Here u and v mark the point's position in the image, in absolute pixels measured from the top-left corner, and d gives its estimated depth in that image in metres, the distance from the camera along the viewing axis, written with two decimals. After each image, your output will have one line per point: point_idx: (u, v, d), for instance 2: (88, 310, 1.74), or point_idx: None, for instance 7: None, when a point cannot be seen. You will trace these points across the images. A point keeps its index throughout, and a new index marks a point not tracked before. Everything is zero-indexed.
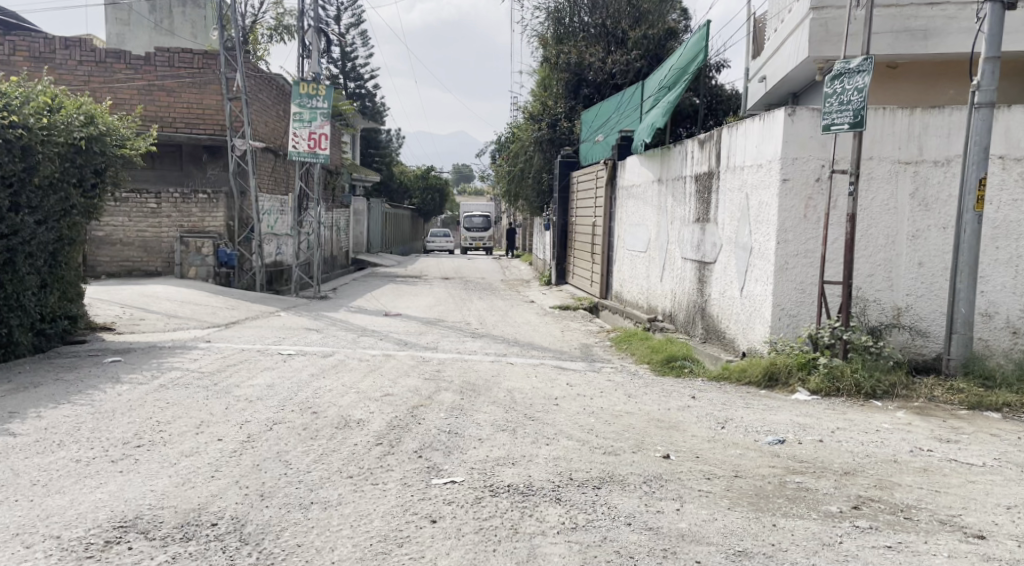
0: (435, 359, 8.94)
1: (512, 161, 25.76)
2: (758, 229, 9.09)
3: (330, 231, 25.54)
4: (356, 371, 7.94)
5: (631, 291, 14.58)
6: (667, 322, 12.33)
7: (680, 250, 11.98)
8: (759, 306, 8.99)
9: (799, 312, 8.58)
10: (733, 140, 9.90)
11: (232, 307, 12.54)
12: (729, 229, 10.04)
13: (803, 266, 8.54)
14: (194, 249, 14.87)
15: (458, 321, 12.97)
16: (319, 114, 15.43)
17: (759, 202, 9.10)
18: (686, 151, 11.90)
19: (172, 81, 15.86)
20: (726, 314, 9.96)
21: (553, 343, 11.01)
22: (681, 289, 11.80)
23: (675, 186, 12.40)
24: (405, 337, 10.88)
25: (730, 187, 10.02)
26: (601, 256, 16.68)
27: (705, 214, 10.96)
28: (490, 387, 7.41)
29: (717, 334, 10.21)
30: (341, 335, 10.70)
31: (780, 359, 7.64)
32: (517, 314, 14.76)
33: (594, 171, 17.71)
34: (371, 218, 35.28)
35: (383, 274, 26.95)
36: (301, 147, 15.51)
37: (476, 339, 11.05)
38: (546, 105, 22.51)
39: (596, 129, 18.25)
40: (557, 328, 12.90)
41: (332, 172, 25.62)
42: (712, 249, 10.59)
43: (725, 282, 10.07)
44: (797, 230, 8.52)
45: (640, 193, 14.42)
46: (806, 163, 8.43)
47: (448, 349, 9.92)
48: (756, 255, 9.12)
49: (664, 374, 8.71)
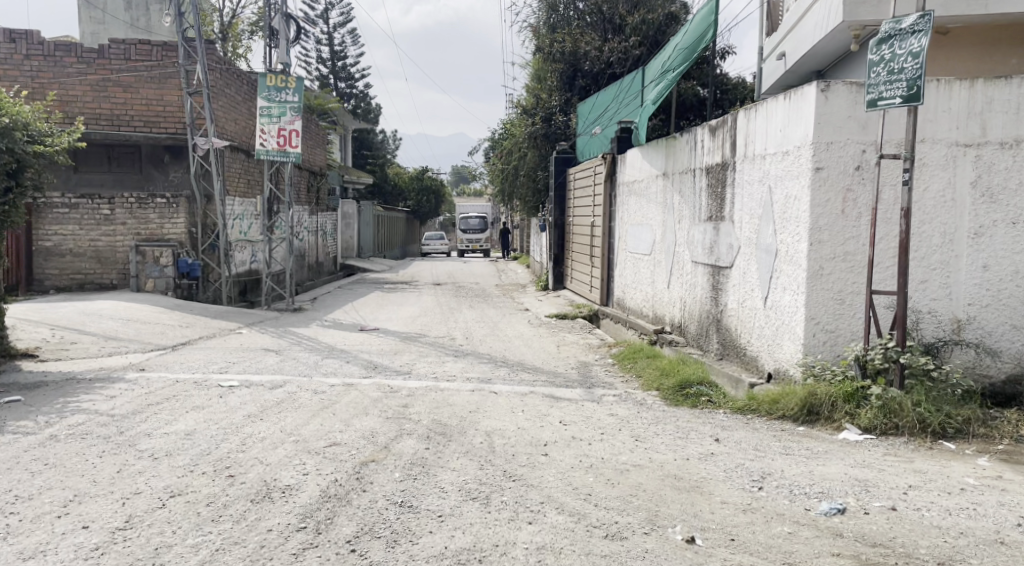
0: (406, 388, 7.56)
1: (506, 158, 24.39)
2: (785, 229, 7.70)
3: (314, 236, 24.14)
4: (304, 409, 6.54)
5: (634, 298, 13.23)
6: (675, 334, 10.97)
7: (689, 252, 10.60)
8: (788, 320, 7.61)
9: (837, 326, 7.19)
10: (752, 125, 8.50)
11: (188, 324, 11.16)
12: (748, 229, 8.66)
13: (842, 272, 7.17)
14: (151, 259, 13.37)
15: (442, 336, 11.57)
16: (289, 108, 13.95)
17: (786, 197, 7.71)
18: (694, 140, 10.51)
19: (129, 76, 14.45)
20: (748, 329, 8.58)
21: (549, 363, 9.62)
22: (691, 296, 10.43)
23: (683, 180, 10.99)
24: (377, 358, 9.49)
25: (749, 180, 8.62)
26: (601, 259, 15.30)
27: (719, 211, 9.58)
28: (465, 428, 6.04)
29: (736, 350, 8.84)
30: (303, 358, 9.30)
31: (822, 387, 6.27)
32: (509, 325, 13.36)
33: (591, 166, 16.30)
34: (362, 222, 33.87)
35: (372, 280, 25.58)
36: (270, 145, 14.00)
37: (458, 359, 9.66)
38: (540, 99, 21.13)
39: (593, 122, 16.83)
40: (552, 342, 11.49)
41: (315, 174, 24.23)
42: (728, 252, 9.20)
43: (746, 291, 8.68)
44: (833, 229, 7.15)
45: (642, 189, 13.02)
46: (843, 149, 7.04)
47: (423, 373, 8.53)
48: (783, 260, 7.75)
49: (678, 404, 7.31)
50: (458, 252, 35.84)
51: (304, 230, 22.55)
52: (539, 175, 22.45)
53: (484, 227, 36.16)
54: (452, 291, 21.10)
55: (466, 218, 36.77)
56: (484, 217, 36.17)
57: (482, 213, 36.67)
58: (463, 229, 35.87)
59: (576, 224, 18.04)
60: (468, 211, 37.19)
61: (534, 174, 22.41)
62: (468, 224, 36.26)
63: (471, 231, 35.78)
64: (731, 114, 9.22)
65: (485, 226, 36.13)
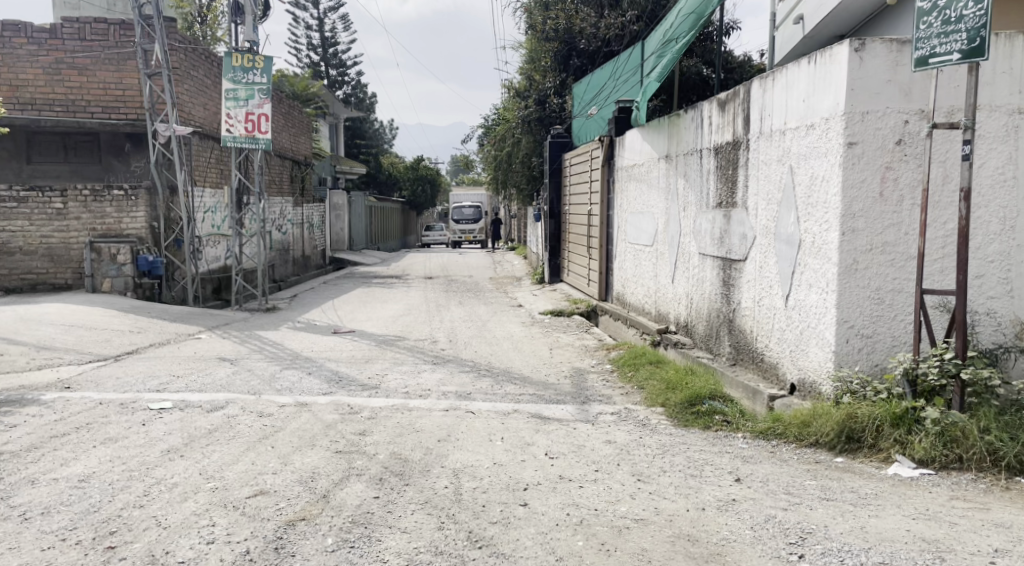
0: (368, 409, 6.43)
1: (499, 144, 23.15)
2: (811, 216, 6.70)
3: (299, 228, 22.96)
4: (240, 439, 5.42)
5: (635, 292, 12.17)
6: (680, 334, 9.94)
7: (696, 243, 9.52)
8: (818, 323, 6.59)
9: (876, 330, 6.22)
10: (769, 96, 7.43)
11: (140, 330, 10.04)
12: (765, 218, 7.64)
13: (880, 266, 6.19)
14: (108, 256, 12.26)
15: (423, 340, 10.45)
16: (257, 90, 12.82)
17: (812, 178, 6.70)
18: (699, 118, 9.41)
19: (84, 57, 13.29)
20: (768, 332, 7.52)
21: (541, 373, 8.49)
22: (699, 293, 9.36)
23: (688, 163, 9.85)
24: (344, 368, 8.36)
25: (767, 160, 7.56)
26: (600, 251, 14.20)
27: (730, 197, 8.47)
28: (429, 465, 4.94)
29: (754, 356, 7.80)
30: (260, 369, 8.18)
31: (863, 407, 5.29)
32: (499, 325, 12.26)
33: (587, 150, 15.17)
34: (353, 214, 32.67)
35: (361, 273, 24.50)
36: (237, 130, 12.87)
37: (436, 368, 8.54)
38: (533, 80, 20.61)
39: (588, 102, 15.72)
40: (545, 346, 10.38)
41: (300, 163, 23.09)
42: (741, 243, 8.10)
43: (764, 288, 7.66)
44: (870, 216, 6.17)
45: (643, 174, 11.90)
46: (881, 120, 6.07)
47: (394, 387, 7.41)
48: (809, 253, 6.74)
49: (689, 425, 6.21)
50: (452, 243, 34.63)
51: (287, 223, 21.38)
52: (534, 162, 21.67)
53: (479, 217, 34.92)
54: (443, 285, 19.96)
55: (460, 209, 35.52)
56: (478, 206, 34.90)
57: (476, 203, 35.41)
58: (456, 219, 34.62)
59: (572, 213, 16.92)
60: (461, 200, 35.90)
61: (529, 161, 21.62)
62: (462, 214, 34.99)
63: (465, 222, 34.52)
64: (742, 85, 8.11)
65: (479, 217, 34.88)
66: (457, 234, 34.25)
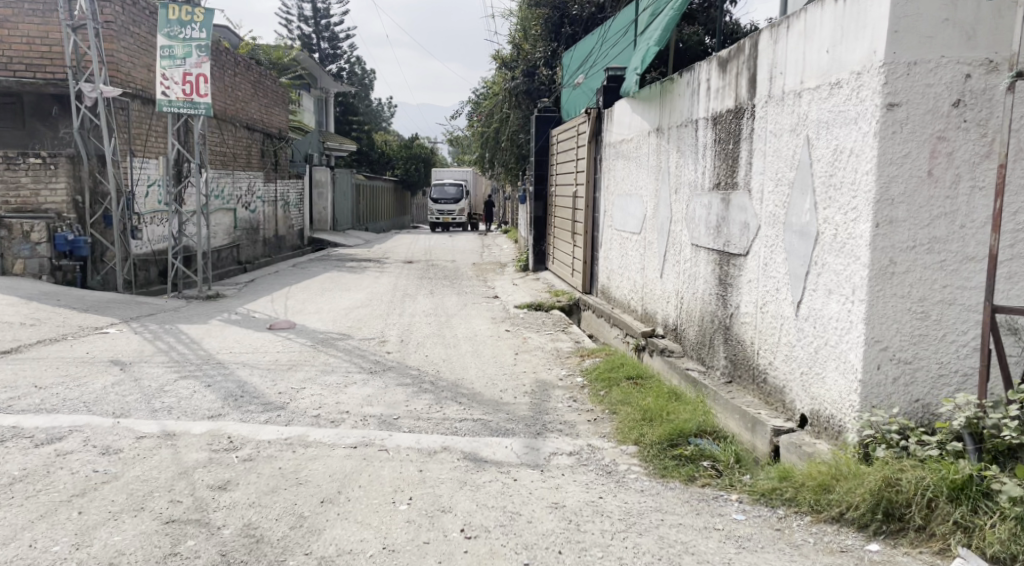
0: (252, 444, 4.91)
1: (486, 119, 21.58)
2: (833, 201, 5.27)
3: (270, 206, 21.37)
4: (40, 497, 3.99)
5: (620, 286, 10.74)
6: (669, 340, 8.54)
7: (688, 231, 8.06)
8: (843, 341, 5.14)
9: (915, 355, 4.85)
10: (782, 50, 6.10)
11: (34, 323, 8.49)
12: (773, 204, 6.22)
13: (923, 269, 4.82)
14: (20, 234, 10.75)
15: (369, 339, 8.95)
16: (196, 47, 11.28)
17: (837, 153, 5.24)
18: (695, 84, 7.93)
19: (4, 7, 11.60)
20: (776, 346, 6.10)
21: (499, 389, 7.00)
22: (692, 292, 7.94)
23: (681, 137, 8.35)
24: (256, 377, 6.85)
25: (778, 131, 6.14)
26: (585, 237, 12.73)
27: (730, 178, 7.03)
28: (287, 555, 3.58)
29: (757, 375, 6.42)
30: (150, 376, 6.64)
31: (910, 474, 4.08)
32: (464, 321, 10.79)
33: (574, 124, 13.63)
34: (337, 192, 30.95)
35: (339, 256, 23.06)
36: (174, 94, 11.30)
37: (370, 380, 7.07)
38: (522, 49, 19.12)
39: (576, 71, 14.26)
40: (511, 349, 8.90)
41: (273, 137, 21.56)
42: (742, 234, 6.69)
43: (768, 292, 6.26)
44: (914, 204, 4.81)
45: (631, 150, 10.38)
46: (933, 74, 4.72)
47: (304, 408, 5.89)
48: (832, 250, 5.28)
49: (669, 475, 4.78)
50: (431, 224, 31.00)
51: (255, 201, 19.86)
52: (523, 139, 20.27)
53: (461, 196, 31.09)
54: (419, 271, 18.47)
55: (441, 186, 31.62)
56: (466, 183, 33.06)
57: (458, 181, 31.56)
58: (436, 198, 30.90)
59: (558, 194, 15.42)
60: (443, 177, 34.00)
61: (515, 139, 20.30)
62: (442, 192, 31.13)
63: (444, 201, 30.65)
64: (748, 39, 6.73)
65: (461, 196, 31.08)
66: (435, 214, 30.55)
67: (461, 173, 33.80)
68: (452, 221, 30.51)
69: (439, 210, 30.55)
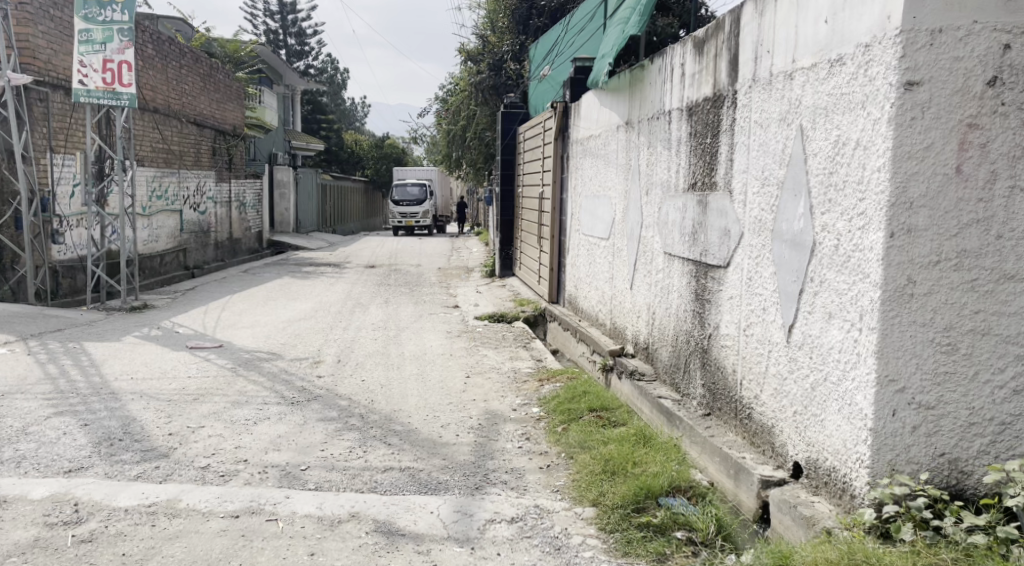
0: (102, 515, 3.91)
1: (451, 117, 20.60)
2: (835, 205, 4.31)
3: (224, 207, 20.20)
4: None
5: (587, 295, 9.77)
6: (639, 360, 7.59)
7: (660, 238, 7.09)
8: (848, 378, 4.17)
9: (940, 399, 3.90)
10: (770, 24, 5.15)
11: None
12: (758, 208, 5.26)
13: (949, 290, 3.88)
14: None
15: (301, 360, 7.91)
16: (117, 30, 10.20)
17: (839, 145, 4.28)
18: (668, 70, 6.95)
19: None
20: (764, 376, 5.14)
21: (439, 425, 5.97)
22: (665, 307, 6.96)
23: (652, 130, 7.36)
24: (150, 412, 5.78)
25: (765, 121, 5.17)
26: (551, 242, 11.73)
27: (708, 176, 6.05)
28: None
29: (739, 408, 5.47)
30: (17, 414, 5.52)
31: None
32: (415, 336, 9.75)
33: (540, 119, 12.61)
34: (301, 193, 29.72)
35: (298, 259, 21.94)
36: (92, 82, 10.14)
37: (288, 413, 6.03)
38: (488, 42, 18.12)
39: (542, 61, 13.23)
40: (462, 371, 7.88)
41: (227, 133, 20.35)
42: (722, 243, 5.74)
43: (753, 312, 5.31)
44: (938, 208, 3.86)
45: (599, 147, 9.39)
46: (963, 44, 3.80)
47: (191, 457, 4.83)
48: (834, 264, 4.32)
49: (635, 552, 3.90)
50: (392, 228, 28.93)
51: (206, 202, 18.70)
52: (489, 136, 19.36)
53: (425, 196, 29.09)
54: (379, 276, 17.43)
55: (403, 186, 29.55)
56: (431, 182, 31.99)
57: (421, 181, 29.60)
58: (397, 199, 28.79)
59: (524, 195, 14.41)
60: (406, 176, 32.90)
61: (482, 137, 19.39)
62: (404, 192, 29.02)
63: (406, 202, 28.57)
64: (729, 13, 5.75)
65: (424, 196, 29.10)
66: (396, 217, 28.47)
67: (425, 172, 32.55)
68: (416, 224, 28.48)
69: (401, 213, 28.50)
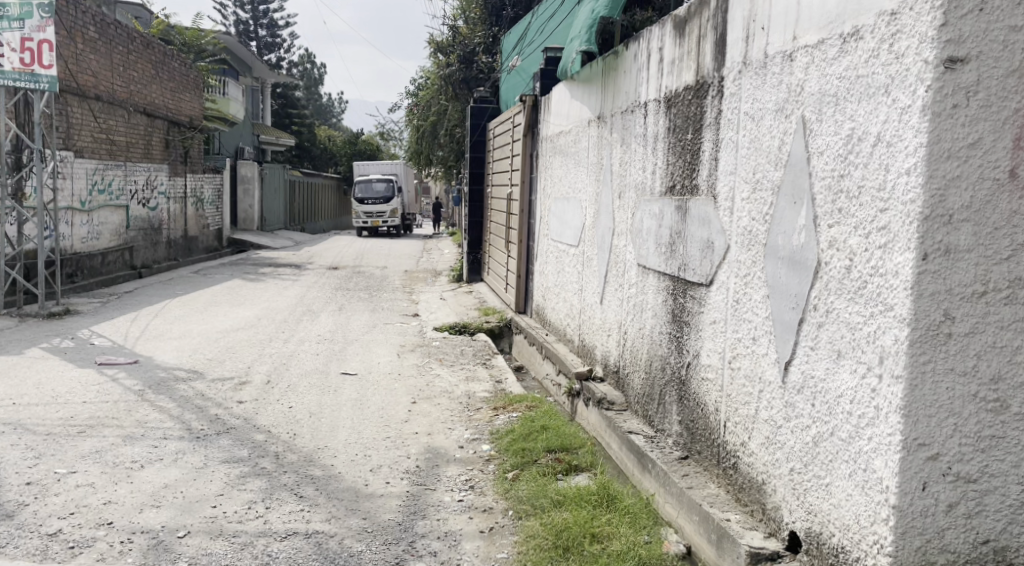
0: None
1: (421, 112, 19.64)
2: (849, 218, 3.43)
3: (178, 204, 19.13)
4: None
5: (555, 307, 8.87)
6: (608, 386, 6.70)
7: (634, 247, 6.21)
8: (863, 436, 3.29)
9: (983, 470, 3.08)
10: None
11: None
12: (747, 216, 4.38)
13: (994, 328, 3.05)
14: None
15: (224, 381, 6.96)
16: (37, 5, 9.16)
17: (853, 141, 3.40)
18: (644, 56, 6.08)
19: None
20: (753, 419, 4.26)
21: (368, 469, 5.05)
22: (637, 326, 6.08)
23: (626, 124, 6.48)
24: (17, 451, 4.81)
25: (757, 112, 4.29)
26: (519, 247, 10.83)
27: (689, 177, 5.17)
28: None
29: (723, 454, 4.60)
30: None
31: None
32: (364, 350, 8.80)
33: (509, 114, 11.69)
34: (267, 190, 28.60)
35: (259, 259, 20.88)
36: (7, 63, 9.10)
37: (187, 452, 5.08)
38: (459, 34, 17.21)
39: (512, 51, 12.32)
40: (407, 395, 6.96)
41: (183, 125, 19.28)
42: (704, 258, 4.86)
43: (740, 341, 4.42)
44: (983, 223, 3.04)
45: (569, 144, 8.50)
46: (1021, 11, 2.99)
47: (41, 518, 3.89)
48: (847, 289, 3.44)
49: None
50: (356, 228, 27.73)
51: (157, 197, 17.64)
52: (460, 133, 18.44)
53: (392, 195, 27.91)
54: (339, 279, 16.44)
55: (369, 183, 28.29)
56: (398, 179, 30.93)
57: (386, 178, 28.43)
58: (362, 197, 27.56)
59: (493, 195, 13.47)
60: (371, 172, 31.82)
61: (452, 133, 18.45)
62: (369, 190, 27.82)
63: (373, 201, 27.38)
64: None
65: (391, 194, 27.92)
66: (361, 216, 27.28)
67: (390, 167, 31.35)
68: (382, 224, 27.33)
69: (367, 212, 27.32)
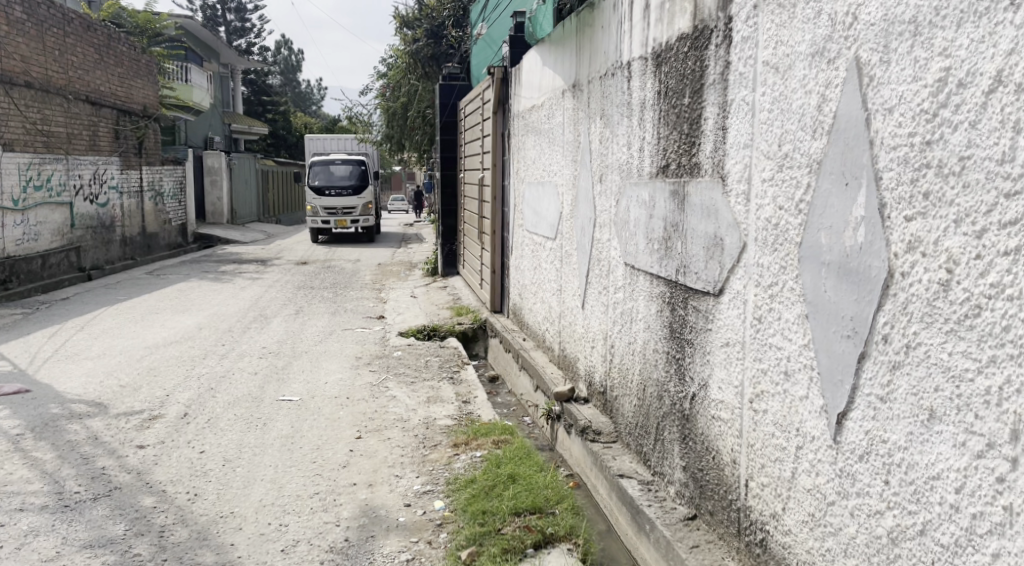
0: None
1: (391, 93, 18.23)
2: (945, 209, 2.24)
3: (134, 199, 17.86)
4: None
5: (533, 305, 7.66)
6: (593, 409, 5.49)
7: (619, 238, 4.99)
8: (981, 548, 2.12)
9: None
10: None
11: None
12: (773, 201, 3.15)
13: None
14: None
15: (127, 419, 5.78)
16: None
17: (949, 90, 2.20)
18: (625, 4, 4.86)
19: None
20: (788, 484, 3.08)
21: (278, 549, 3.86)
22: (627, 340, 4.87)
23: (605, 90, 5.27)
24: None
25: (784, 60, 3.07)
26: (492, 237, 9.60)
27: (686, 153, 3.96)
28: None
29: (743, 519, 3.43)
30: None
31: None
32: (313, 365, 7.60)
33: (479, 90, 10.42)
34: (237, 181, 27.26)
35: (225, 255, 19.60)
36: None
37: (43, 535, 3.91)
38: (425, 7, 15.89)
39: (480, 19, 11.02)
40: (351, 427, 5.75)
41: (137, 113, 17.97)
42: (711, 262, 3.67)
43: (766, 375, 3.24)
44: None
45: (541, 118, 7.27)
46: None
47: None
48: (941, 318, 2.24)
49: None
50: (315, 224, 25.05)
51: (108, 192, 16.41)
52: (432, 114, 17.16)
53: (354, 182, 25.45)
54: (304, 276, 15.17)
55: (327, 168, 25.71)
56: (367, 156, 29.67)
57: (348, 161, 25.95)
58: (324, 189, 25.08)
59: (465, 179, 12.19)
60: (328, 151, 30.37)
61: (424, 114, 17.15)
62: (331, 177, 25.44)
63: (337, 194, 25.01)
64: None
65: (354, 181, 25.50)
66: (323, 212, 24.76)
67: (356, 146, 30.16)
68: (351, 220, 25.04)
69: (330, 207, 24.86)
